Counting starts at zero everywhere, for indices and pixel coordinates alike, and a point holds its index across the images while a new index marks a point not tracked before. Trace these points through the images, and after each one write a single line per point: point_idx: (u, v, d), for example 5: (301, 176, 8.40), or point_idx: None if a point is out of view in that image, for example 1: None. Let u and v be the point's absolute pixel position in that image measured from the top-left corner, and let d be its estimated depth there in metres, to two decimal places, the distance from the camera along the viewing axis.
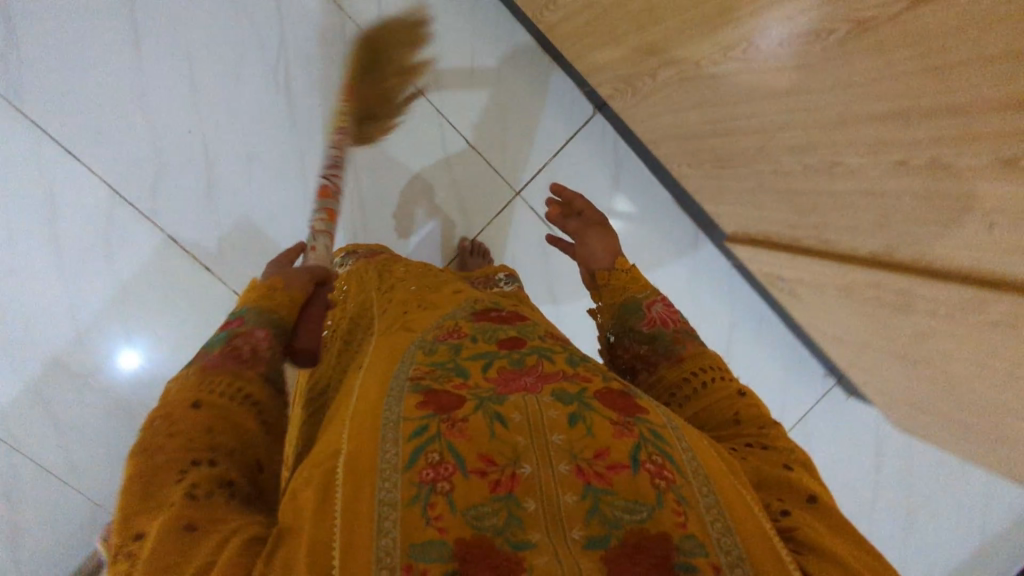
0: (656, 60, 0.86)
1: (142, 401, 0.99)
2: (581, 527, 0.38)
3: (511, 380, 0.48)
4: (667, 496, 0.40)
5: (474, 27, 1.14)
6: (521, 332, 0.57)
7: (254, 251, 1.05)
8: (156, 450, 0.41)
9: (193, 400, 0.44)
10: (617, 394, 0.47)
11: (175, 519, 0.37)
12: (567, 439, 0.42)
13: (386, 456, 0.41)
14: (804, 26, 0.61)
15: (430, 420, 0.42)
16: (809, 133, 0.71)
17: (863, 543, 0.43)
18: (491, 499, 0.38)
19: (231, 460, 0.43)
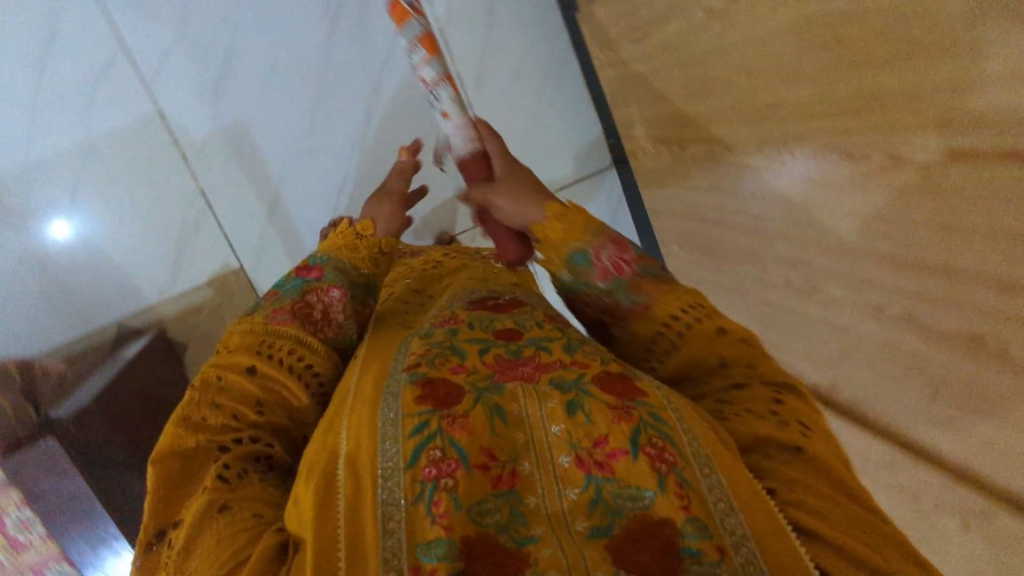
0: (691, 132, 0.86)
1: (67, 257, 1.02)
2: (585, 519, 0.40)
3: (507, 367, 0.50)
4: (668, 479, 0.40)
5: (529, 37, 1.15)
6: (517, 320, 0.58)
7: (236, 159, 1.08)
8: (201, 427, 0.51)
9: (249, 366, 0.54)
10: (615, 377, 0.48)
11: (213, 500, 0.46)
12: (566, 428, 0.44)
13: (388, 455, 0.43)
14: (831, 146, 0.62)
15: (430, 416, 0.44)
16: (805, 250, 0.73)
17: (854, 491, 0.44)
18: (494, 495, 0.40)
19: (272, 436, 0.53)
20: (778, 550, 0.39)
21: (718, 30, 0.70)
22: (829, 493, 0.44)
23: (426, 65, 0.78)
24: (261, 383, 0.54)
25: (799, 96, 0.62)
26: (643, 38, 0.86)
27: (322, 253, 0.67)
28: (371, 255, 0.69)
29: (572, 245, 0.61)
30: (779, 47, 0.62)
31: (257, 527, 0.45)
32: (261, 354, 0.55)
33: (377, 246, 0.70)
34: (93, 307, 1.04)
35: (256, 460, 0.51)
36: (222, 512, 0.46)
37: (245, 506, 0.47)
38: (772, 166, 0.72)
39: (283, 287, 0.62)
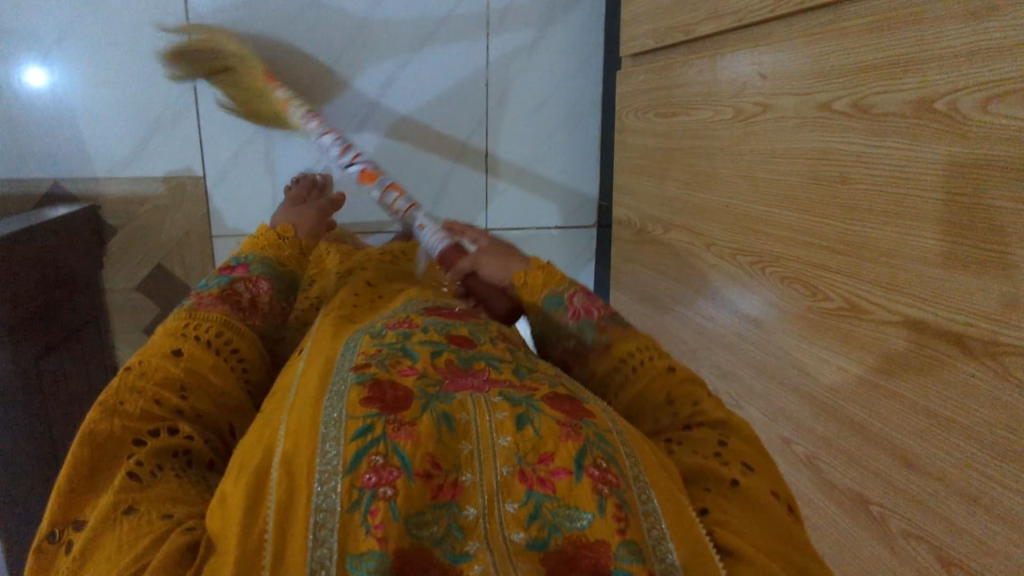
0: (678, 218, 0.87)
1: (30, 100, 1.03)
2: (522, 530, 0.38)
3: (457, 375, 0.48)
4: (608, 501, 0.39)
5: (563, 75, 1.18)
6: (472, 330, 0.57)
7: None
8: (119, 412, 0.47)
9: (174, 351, 0.53)
10: (565, 398, 0.46)
11: (117, 501, 0.41)
12: (513, 441, 0.41)
13: (326, 457, 0.39)
14: (790, 274, 0.64)
15: (375, 419, 0.41)
16: (742, 368, 0.75)
17: (786, 532, 0.42)
18: (432, 506, 0.38)
19: (192, 425, 0.50)
20: None
21: (738, 131, 0.71)
22: (756, 534, 0.41)
23: (398, 202, 0.92)
24: (186, 366, 0.53)
25: (789, 219, 0.63)
26: (668, 114, 0.88)
27: (246, 254, 0.70)
28: (292, 255, 0.75)
29: (547, 288, 0.62)
30: (784, 169, 0.64)
31: (165, 527, 0.39)
32: (186, 337, 0.55)
33: (298, 246, 0.76)
34: (37, 159, 1.05)
35: (174, 454, 0.47)
36: (127, 514, 0.40)
37: (158, 505, 0.41)
38: (737, 275, 0.74)
39: (204, 285, 0.63)
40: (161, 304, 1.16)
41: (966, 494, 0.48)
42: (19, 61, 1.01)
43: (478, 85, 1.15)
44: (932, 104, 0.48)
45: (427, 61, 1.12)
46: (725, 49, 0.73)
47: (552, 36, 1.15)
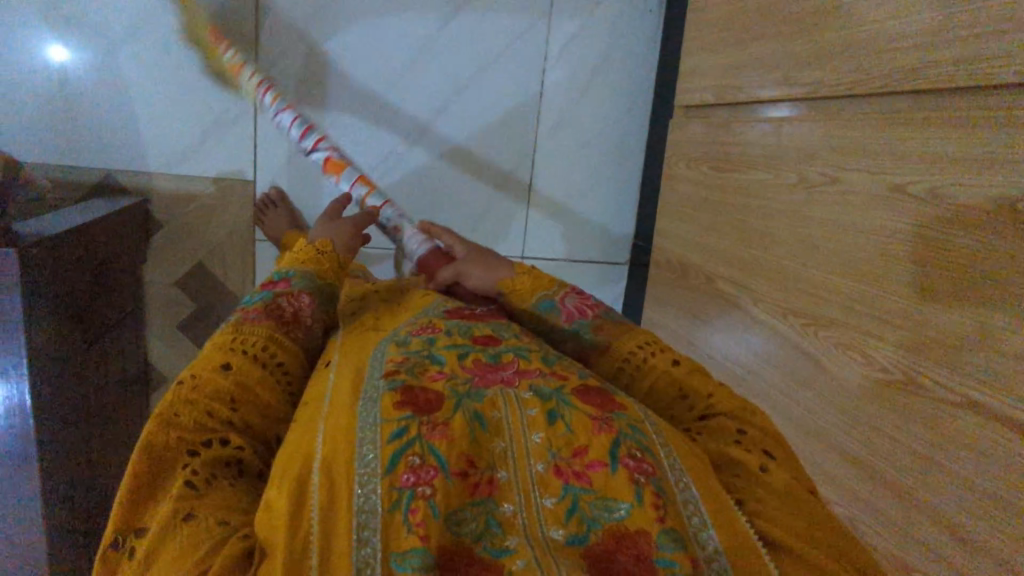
0: (723, 269, 0.91)
1: (96, 100, 1.06)
2: (562, 527, 0.44)
3: (487, 373, 0.55)
4: (645, 490, 0.45)
5: (609, 115, 1.23)
6: (496, 329, 0.65)
7: (303, 73, 1.11)
8: (174, 424, 0.49)
9: (223, 363, 0.54)
10: (592, 390, 0.53)
11: (175, 510, 0.44)
12: (545, 436, 0.48)
13: (365, 460, 0.44)
14: (841, 338, 0.68)
15: (409, 422, 0.47)
16: (782, 423, 0.79)
17: (805, 504, 0.49)
18: (471, 503, 0.44)
19: (243, 437, 0.52)
20: (743, 563, 0.44)
21: (799, 198, 0.75)
22: (786, 505, 0.49)
23: (368, 198, 1.00)
24: (235, 379, 0.53)
25: (847, 287, 0.67)
26: (722, 169, 0.91)
27: (286, 269, 0.68)
28: (333, 268, 0.72)
29: (540, 292, 0.71)
30: (846, 240, 0.68)
31: (221, 534, 0.43)
32: (234, 351, 0.56)
33: (337, 260, 0.73)
34: (91, 144, 1.08)
35: (227, 464, 0.50)
36: (188, 519, 0.43)
37: (215, 513, 0.44)
38: (783, 333, 0.78)
39: (246, 300, 0.63)
40: (195, 302, 1.18)
41: (1008, 567, 0.51)
42: (89, 63, 1.05)
43: (529, 116, 1.20)
44: (1007, 203, 0.51)
45: (481, 88, 1.17)
46: (792, 118, 0.78)
47: (604, 76, 1.21)
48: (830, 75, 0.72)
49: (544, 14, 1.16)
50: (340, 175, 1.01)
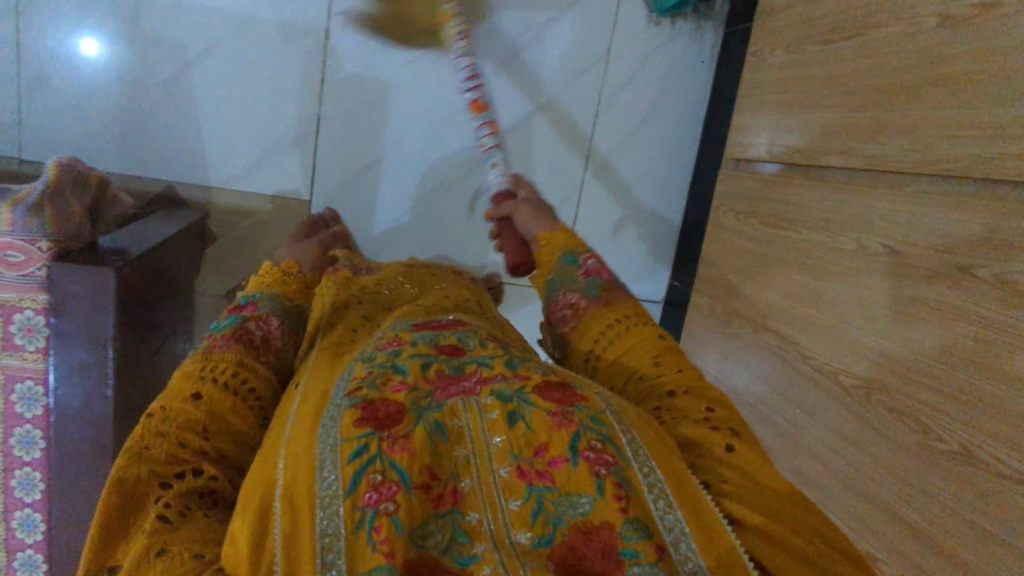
0: (771, 322, 0.95)
1: (168, 124, 1.14)
2: (527, 530, 0.42)
3: (448, 383, 0.51)
4: (606, 483, 0.43)
5: (656, 159, 1.27)
6: (461, 337, 0.59)
7: (367, 102, 1.17)
8: (145, 457, 0.49)
9: (194, 393, 0.55)
10: (555, 385, 0.49)
11: (148, 545, 0.44)
12: (505, 439, 0.46)
13: (326, 483, 0.42)
14: (895, 403, 0.72)
15: (370, 438, 0.44)
16: (830, 481, 0.81)
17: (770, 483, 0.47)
18: (434, 515, 0.43)
19: (218, 466, 0.52)
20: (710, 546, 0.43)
21: (858, 264, 0.79)
22: (749, 485, 0.47)
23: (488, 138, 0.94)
24: (207, 408, 0.54)
25: (905, 355, 0.71)
26: (772, 227, 0.96)
27: (255, 292, 0.72)
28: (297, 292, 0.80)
29: (567, 248, 0.72)
30: (902, 309, 0.72)
31: (198, 565, 0.43)
32: (205, 380, 0.56)
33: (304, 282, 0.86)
34: (158, 163, 1.15)
35: (201, 495, 0.50)
36: (161, 554, 0.43)
37: (188, 545, 0.44)
38: (833, 393, 0.82)
39: (215, 326, 0.64)
40: None
41: None
42: (165, 92, 1.12)
43: (578, 155, 1.25)
44: None
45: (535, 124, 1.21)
46: (850, 184, 0.82)
47: (654, 122, 1.25)
48: (891, 151, 0.76)
49: (604, 59, 1.20)
50: (478, 115, 0.94)
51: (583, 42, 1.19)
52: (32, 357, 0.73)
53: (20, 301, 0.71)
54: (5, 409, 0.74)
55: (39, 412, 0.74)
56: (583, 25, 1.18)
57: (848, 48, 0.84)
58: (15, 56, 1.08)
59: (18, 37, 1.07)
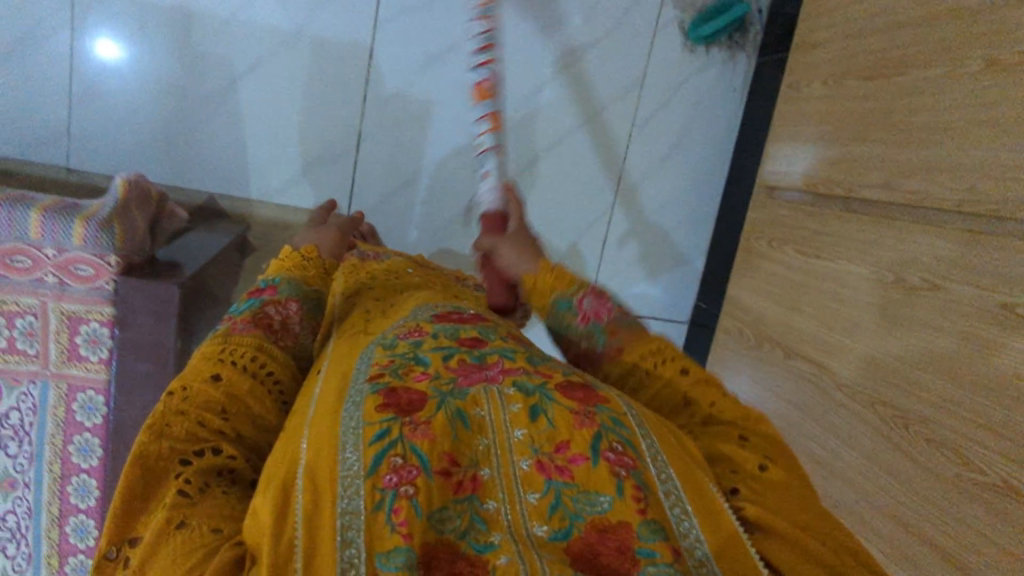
0: (806, 349, 0.97)
1: (213, 136, 1.16)
2: (545, 523, 0.44)
3: (471, 372, 0.54)
4: (626, 484, 0.45)
5: (687, 182, 1.30)
6: (483, 330, 0.61)
7: (407, 121, 1.20)
8: (165, 434, 0.49)
9: (214, 372, 0.53)
10: (577, 385, 0.52)
11: (168, 519, 0.44)
12: (527, 433, 0.48)
13: (346, 463, 0.45)
14: (934, 434, 0.74)
15: (392, 422, 0.47)
16: (864, 506, 0.83)
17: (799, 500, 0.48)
18: (454, 501, 0.45)
19: (235, 446, 0.51)
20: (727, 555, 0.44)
21: (897, 297, 0.82)
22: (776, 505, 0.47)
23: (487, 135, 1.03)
24: (226, 390, 0.53)
25: (947, 388, 0.73)
26: (811, 255, 0.99)
27: (271, 275, 0.68)
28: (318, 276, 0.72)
29: (558, 292, 0.66)
30: (943, 343, 0.74)
31: (216, 541, 0.44)
32: (224, 361, 0.54)
33: (322, 267, 0.75)
34: (201, 173, 1.18)
35: (219, 474, 0.50)
36: (180, 529, 0.44)
37: (209, 521, 0.45)
38: (869, 420, 0.84)
39: (234, 309, 0.62)
40: None
41: None
42: (212, 105, 1.15)
43: (610, 177, 1.27)
44: None
45: (570, 147, 1.25)
46: (890, 218, 0.85)
47: (686, 147, 1.28)
48: (932, 190, 0.79)
49: (639, 85, 1.23)
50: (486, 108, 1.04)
51: (619, 68, 1.22)
52: (94, 368, 0.75)
53: (87, 313, 0.73)
54: (65, 417, 0.76)
55: (98, 421, 0.76)
56: (621, 53, 1.21)
57: (890, 87, 0.87)
58: (69, 68, 1.11)
59: (72, 50, 1.10)
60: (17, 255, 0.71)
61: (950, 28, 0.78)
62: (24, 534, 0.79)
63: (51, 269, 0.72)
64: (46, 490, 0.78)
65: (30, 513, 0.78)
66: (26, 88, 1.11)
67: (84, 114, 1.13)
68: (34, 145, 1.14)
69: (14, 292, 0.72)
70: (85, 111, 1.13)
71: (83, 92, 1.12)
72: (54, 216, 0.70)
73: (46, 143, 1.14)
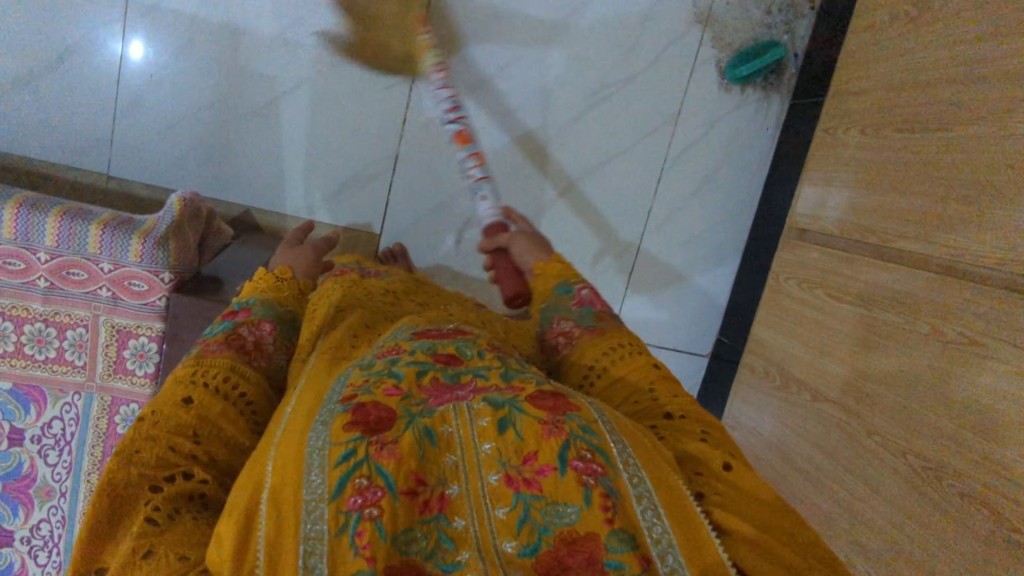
0: (834, 393, 0.98)
1: (250, 151, 1.18)
2: (513, 538, 0.43)
3: (443, 392, 0.51)
4: (593, 493, 0.43)
5: (715, 218, 1.31)
6: (461, 346, 0.57)
7: (443, 146, 1.21)
8: (134, 460, 0.46)
9: (185, 396, 0.51)
10: (549, 393, 0.49)
11: (134, 548, 0.41)
12: (495, 446, 0.46)
13: (311, 485, 0.42)
14: (969, 488, 0.75)
15: (358, 442, 0.44)
16: (893, 556, 0.84)
17: (766, 502, 0.47)
18: (420, 521, 0.43)
19: (209, 470, 0.48)
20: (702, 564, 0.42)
21: (934, 348, 0.83)
22: (746, 506, 0.46)
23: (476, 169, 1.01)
24: (197, 412, 0.50)
25: (985, 445, 0.74)
26: (844, 299, 1.00)
27: (248, 298, 0.66)
28: (294, 294, 0.70)
29: (560, 280, 0.72)
30: (981, 399, 0.75)
31: (181, 569, 0.40)
32: (196, 384, 0.52)
33: (297, 287, 0.72)
34: (237, 186, 1.19)
35: (189, 499, 0.47)
36: (145, 559, 0.41)
37: (175, 548, 0.42)
38: (901, 469, 0.84)
39: (207, 331, 0.60)
40: None
41: None
42: (252, 122, 1.16)
43: (638, 210, 1.29)
44: None
45: (600, 180, 1.26)
46: (927, 270, 0.86)
47: (715, 184, 1.29)
48: (974, 246, 0.80)
49: (672, 121, 1.25)
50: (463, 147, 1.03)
51: (651, 104, 1.23)
52: (140, 381, 0.76)
53: (138, 327, 0.74)
54: (107, 429, 0.77)
55: None
56: (655, 89, 1.23)
57: (931, 140, 0.88)
58: (116, 78, 1.12)
59: (120, 61, 1.11)
60: (74, 269, 0.72)
61: (996, 88, 0.79)
62: (56, 543, 0.79)
63: (106, 282, 0.73)
64: (81, 500, 0.78)
65: (64, 522, 0.79)
66: (72, 94, 1.12)
67: (126, 123, 1.15)
68: (76, 152, 1.15)
69: (68, 304, 0.73)
70: (127, 121, 1.14)
71: (126, 102, 1.13)
72: (113, 232, 0.71)
73: (88, 149, 1.15)
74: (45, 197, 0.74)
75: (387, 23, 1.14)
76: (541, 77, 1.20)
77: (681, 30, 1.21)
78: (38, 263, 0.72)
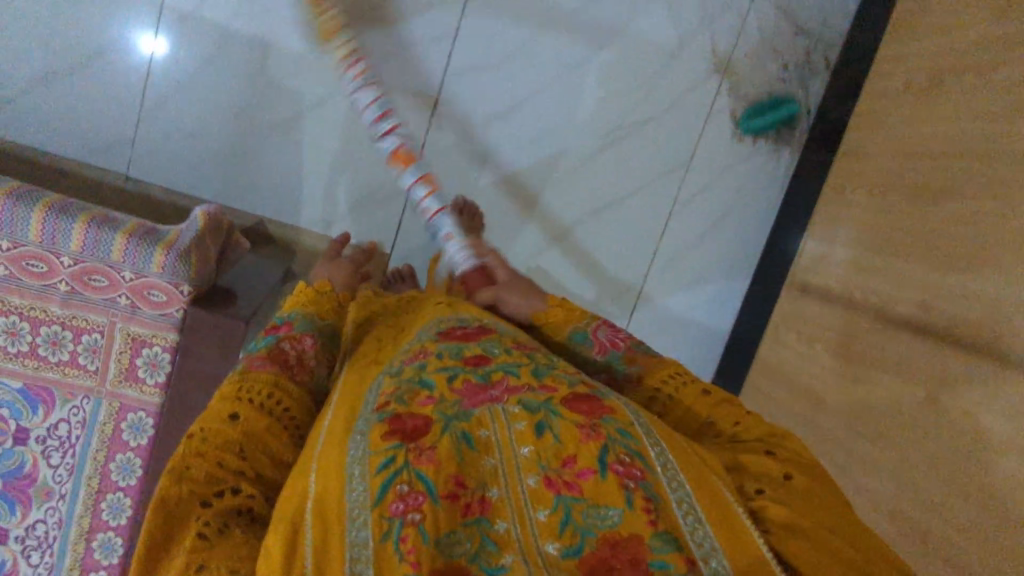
0: (825, 448, 1.00)
1: (269, 161, 1.19)
2: (555, 540, 0.46)
3: (476, 392, 0.55)
4: (635, 496, 0.47)
5: (720, 263, 1.34)
6: (487, 344, 0.61)
7: (461, 173, 1.24)
8: (185, 476, 0.49)
9: (231, 413, 0.54)
10: (584, 397, 0.53)
11: (187, 561, 0.44)
12: (533, 450, 0.50)
13: (354, 494, 0.47)
14: (951, 556, 0.76)
15: (397, 450, 0.49)
16: None
17: (831, 508, 0.52)
18: (462, 524, 0.46)
19: (255, 485, 0.52)
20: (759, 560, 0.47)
21: (926, 413, 0.85)
22: (810, 511, 0.51)
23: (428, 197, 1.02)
24: (243, 430, 0.53)
25: (970, 513, 0.75)
26: (841, 355, 1.02)
27: (287, 313, 0.67)
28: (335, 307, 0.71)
29: (572, 324, 0.74)
30: (969, 467, 0.77)
31: None
32: (241, 400, 0.55)
33: (338, 300, 0.73)
34: (253, 196, 1.21)
35: (238, 513, 0.50)
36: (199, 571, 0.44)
37: (225, 562, 0.44)
38: (886, 530, 0.86)
39: (252, 347, 0.62)
40: None
41: None
42: (275, 134, 1.18)
43: (645, 249, 1.31)
44: None
45: (611, 217, 1.29)
46: (923, 336, 0.89)
47: (723, 230, 1.32)
48: (971, 319, 0.82)
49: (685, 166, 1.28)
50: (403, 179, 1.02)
51: (666, 148, 1.26)
52: (150, 391, 0.77)
53: (154, 337, 0.75)
54: (112, 435, 0.78)
55: (143, 442, 0.78)
56: (671, 133, 1.26)
57: (936, 210, 0.91)
58: (142, 82, 1.14)
59: (148, 65, 1.13)
60: (96, 275, 0.73)
61: (1001, 167, 0.82)
62: (50, 543, 0.80)
63: (126, 291, 0.74)
64: (80, 503, 0.79)
65: (61, 523, 0.79)
66: (96, 93, 1.14)
67: (148, 126, 1.16)
68: (95, 149, 1.16)
69: (87, 309, 0.74)
70: (149, 124, 1.16)
71: (150, 105, 1.15)
72: (137, 241, 0.72)
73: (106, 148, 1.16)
74: (71, 200, 0.75)
75: (414, 50, 1.17)
76: (561, 113, 1.23)
77: (700, 79, 1.24)
78: (61, 267, 0.73)
